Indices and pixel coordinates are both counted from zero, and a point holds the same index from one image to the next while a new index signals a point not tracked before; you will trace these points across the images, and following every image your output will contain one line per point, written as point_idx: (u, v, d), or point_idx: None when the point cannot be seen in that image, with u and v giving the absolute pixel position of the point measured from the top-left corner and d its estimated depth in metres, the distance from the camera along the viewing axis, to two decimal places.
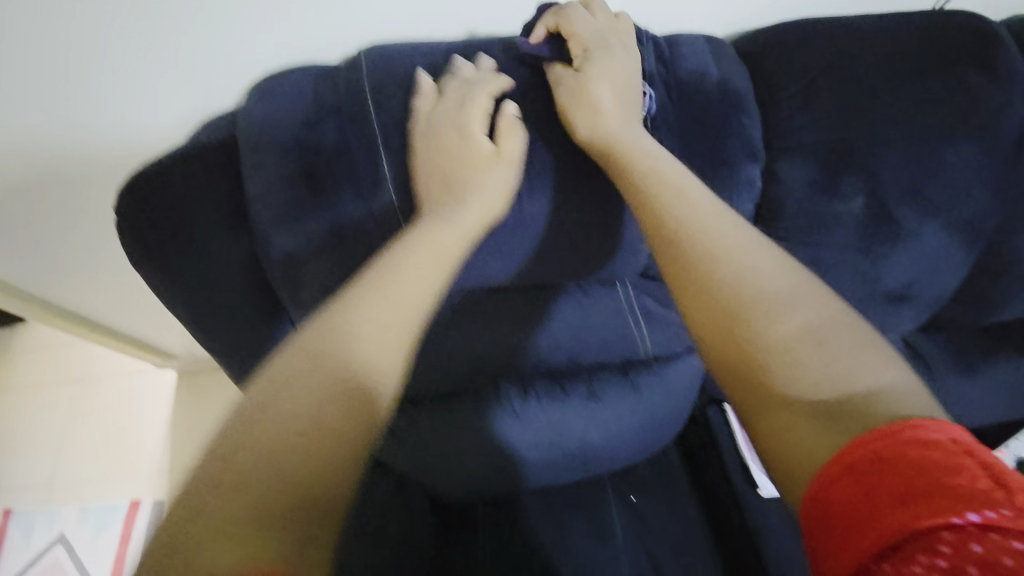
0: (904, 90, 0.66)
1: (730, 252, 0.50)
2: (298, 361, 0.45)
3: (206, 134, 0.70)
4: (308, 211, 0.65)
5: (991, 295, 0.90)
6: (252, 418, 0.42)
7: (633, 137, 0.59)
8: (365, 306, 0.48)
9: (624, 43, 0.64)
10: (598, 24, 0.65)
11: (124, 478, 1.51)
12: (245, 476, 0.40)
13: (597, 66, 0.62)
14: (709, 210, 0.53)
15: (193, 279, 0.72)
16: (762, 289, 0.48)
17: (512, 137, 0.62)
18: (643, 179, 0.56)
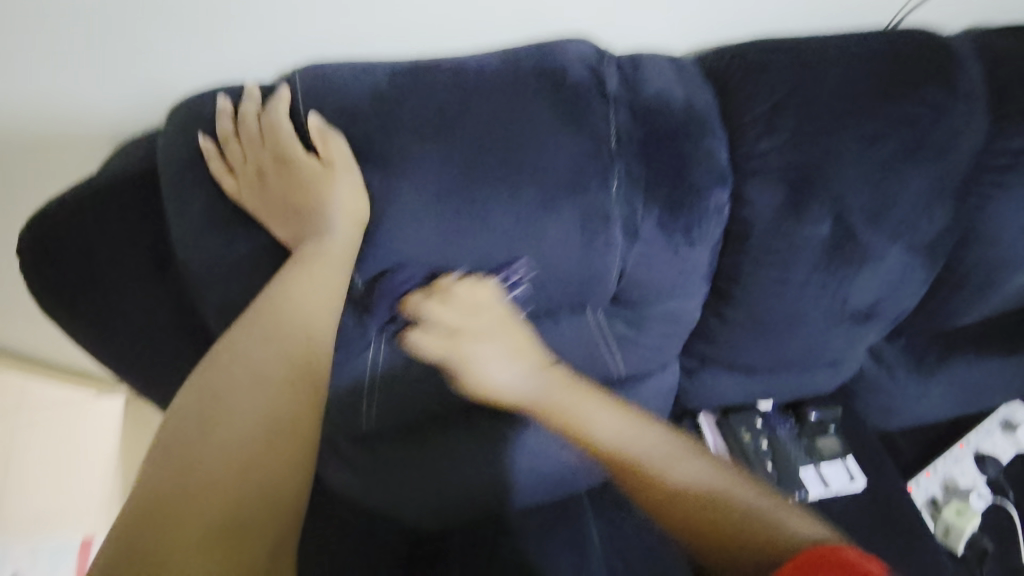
0: (870, 111, 0.64)
1: (671, 471, 0.53)
2: (190, 413, 0.43)
3: (120, 163, 0.62)
4: (244, 254, 0.58)
5: (949, 304, 0.91)
6: (148, 490, 0.39)
7: (558, 393, 0.55)
8: (257, 343, 0.46)
9: (480, 315, 0.57)
10: (461, 316, 0.56)
11: (75, 517, 1.40)
12: (187, 505, 0.39)
13: (474, 367, 0.55)
14: (644, 437, 0.55)
15: (118, 327, 0.64)
16: (709, 495, 0.52)
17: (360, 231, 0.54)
18: (579, 421, 0.55)
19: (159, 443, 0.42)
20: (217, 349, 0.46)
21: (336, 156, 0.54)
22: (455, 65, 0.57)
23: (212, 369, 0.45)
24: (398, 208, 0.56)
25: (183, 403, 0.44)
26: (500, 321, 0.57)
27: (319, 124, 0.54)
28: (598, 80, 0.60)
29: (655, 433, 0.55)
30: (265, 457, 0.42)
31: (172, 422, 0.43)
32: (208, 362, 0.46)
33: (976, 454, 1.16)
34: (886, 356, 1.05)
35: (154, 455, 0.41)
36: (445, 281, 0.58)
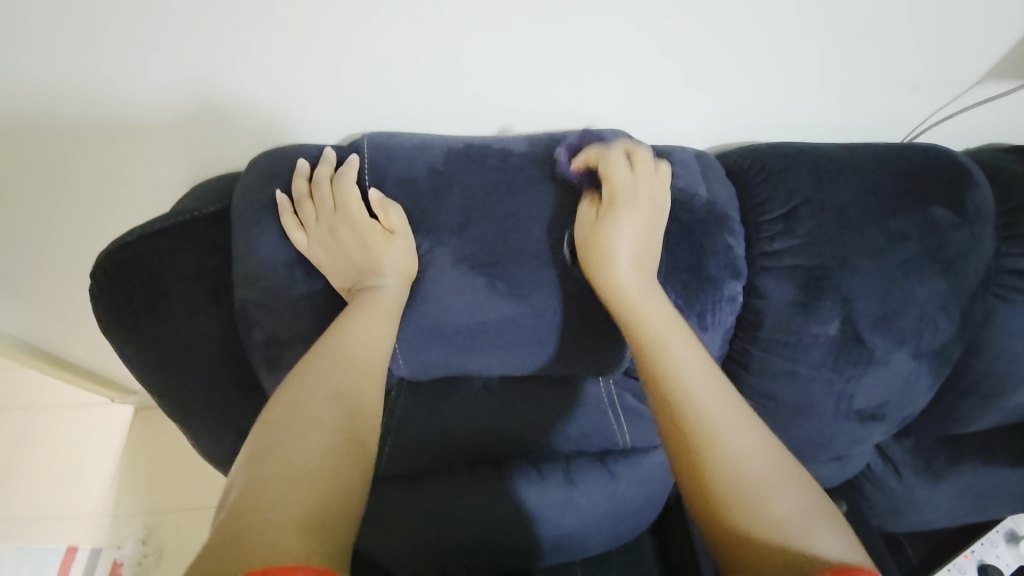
0: (878, 225, 0.69)
1: (738, 448, 0.50)
2: (280, 421, 0.49)
3: (194, 203, 0.69)
4: (295, 297, 0.63)
5: (956, 410, 0.92)
6: (248, 477, 0.45)
7: (643, 299, 0.58)
8: (331, 369, 0.53)
9: (656, 193, 0.63)
10: (637, 180, 0.63)
11: (66, 521, 1.40)
12: (282, 494, 0.44)
13: (620, 225, 0.60)
14: (718, 398, 0.52)
15: (167, 351, 0.69)
16: (756, 479, 0.48)
17: (643, 159, 0.64)
18: (655, 350, 0.55)
19: (253, 443, 0.48)
20: (299, 371, 0.53)
21: (395, 226, 0.60)
22: (504, 148, 0.64)
23: (296, 387, 0.52)
24: (440, 270, 0.62)
25: (271, 412, 0.50)
26: (653, 193, 0.63)
27: (380, 197, 0.61)
28: (632, 173, 0.66)
29: (722, 386, 0.54)
30: (342, 460, 0.48)
31: (262, 426, 0.49)
32: (292, 382, 0.52)
33: (980, 565, 1.12)
34: (893, 453, 1.05)
35: (250, 453, 0.47)
36: (638, 148, 0.65)
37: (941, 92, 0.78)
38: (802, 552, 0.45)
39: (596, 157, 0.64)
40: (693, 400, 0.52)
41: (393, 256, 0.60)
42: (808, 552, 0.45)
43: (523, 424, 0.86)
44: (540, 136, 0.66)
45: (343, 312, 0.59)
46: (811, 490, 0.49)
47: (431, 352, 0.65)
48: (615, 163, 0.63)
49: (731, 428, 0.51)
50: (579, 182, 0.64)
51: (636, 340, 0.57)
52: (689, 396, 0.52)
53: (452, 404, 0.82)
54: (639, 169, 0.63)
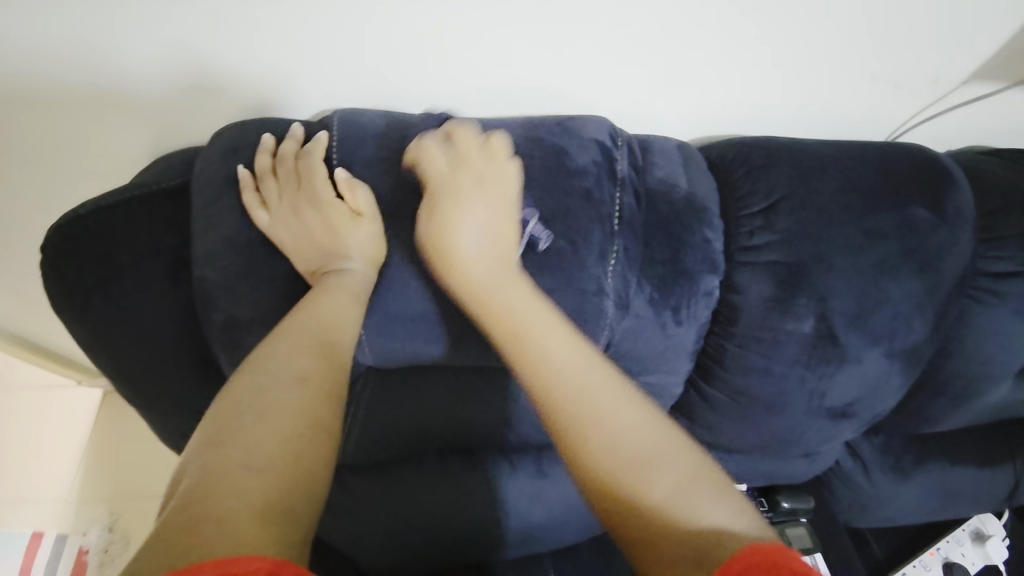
0: (856, 223, 0.69)
1: (619, 431, 0.49)
2: (239, 406, 0.43)
3: (153, 176, 0.66)
4: (258, 278, 0.61)
5: (926, 410, 0.93)
6: (202, 466, 0.39)
7: (503, 285, 0.55)
8: (297, 351, 0.48)
9: (485, 175, 0.58)
10: (456, 169, 0.58)
11: (29, 505, 1.37)
12: (242, 482, 0.38)
13: (456, 221, 0.56)
14: (587, 382, 0.51)
15: (121, 330, 0.66)
16: (638, 461, 0.48)
17: (464, 134, 0.60)
18: (517, 342, 0.53)
19: (206, 429, 0.42)
20: (261, 352, 0.48)
21: (363, 206, 0.58)
22: (480, 131, 0.62)
23: (257, 368, 0.46)
24: (410, 256, 0.60)
25: (228, 396, 0.44)
26: (482, 177, 0.58)
27: (348, 176, 0.58)
28: (610, 162, 0.65)
29: (591, 367, 0.52)
30: (309, 448, 0.43)
31: (217, 411, 0.43)
32: (252, 364, 0.47)
33: (945, 562, 1.15)
34: (863, 451, 1.06)
35: (203, 440, 0.41)
36: (454, 125, 0.60)
37: (926, 91, 0.77)
38: (691, 528, 0.45)
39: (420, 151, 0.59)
40: (563, 391, 0.50)
41: (361, 236, 0.58)
42: (697, 528, 0.45)
43: (494, 416, 0.84)
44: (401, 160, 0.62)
45: (308, 294, 0.56)
46: (693, 461, 0.49)
47: (398, 340, 0.63)
48: (432, 147, 0.59)
49: (604, 413, 0.50)
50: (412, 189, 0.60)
51: (500, 332, 0.54)
52: (557, 388, 0.50)
53: (421, 394, 0.80)
54: (460, 148, 0.59)
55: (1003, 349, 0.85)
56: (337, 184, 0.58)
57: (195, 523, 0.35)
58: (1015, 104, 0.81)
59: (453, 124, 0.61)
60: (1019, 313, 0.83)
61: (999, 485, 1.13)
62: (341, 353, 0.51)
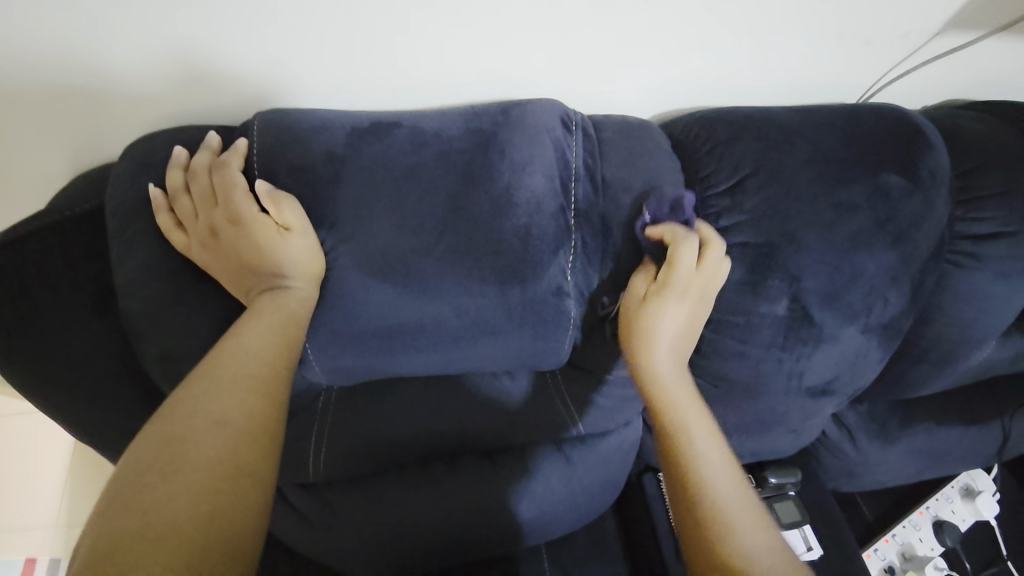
0: (827, 196, 0.65)
1: (751, 534, 0.51)
2: (144, 463, 0.39)
3: (65, 201, 0.60)
4: (188, 305, 0.56)
5: (908, 378, 0.92)
6: (96, 540, 0.35)
7: (681, 392, 0.58)
8: (214, 392, 0.43)
9: (708, 294, 0.60)
10: (701, 268, 0.59)
11: (19, 533, 1.33)
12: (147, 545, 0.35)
13: (671, 308, 0.58)
14: (739, 495, 0.53)
15: (48, 370, 0.61)
16: (759, 559, 0.49)
17: (714, 254, 0.60)
18: (679, 431, 0.56)
19: (108, 492, 0.38)
20: (176, 395, 0.43)
21: (289, 219, 0.52)
22: (415, 126, 0.57)
23: (168, 416, 0.42)
24: (347, 272, 0.55)
25: (134, 451, 0.40)
26: (708, 288, 0.60)
27: (269, 189, 0.53)
28: (562, 146, 0.60)
29: (745, 488, 0.54)
30: (227, 503, 0.39)
31: (123, 468, 0.39)
32: (163, 411, 0.42)
33: (934, 521, 1.15)
34: (848, 420, 1.05)
35: (104, 506, 0.37)
36: (711, 241, 0.60)
37: (899, 46, 0.72)
38: None
39: (667, 233, 0.59)
40: (712, 486, 0.53)
41: (294, 253, 0.52)
42: None
43: (468, 423, 0.80)
44: (643, 226, 0.61)
45: (239, 319, 0.51)
46: None
47: (348, 357, 0.59)
48: (679, 266, 0.57)
49: (748, 527, 0.51)
50: (647, 249, 0.61)
51: (664, 424, 0.57)
52: (710, 485, 0.53)
53: (386, 405, 0.76)
54: (705, 267, 0.59)
55: (984, 312, 0.83)
56: (260, 198, 0.53)
57: None
58: (994, 54, 0.77)
59: (700, 228, 0.61)
60: (1000, 275, 0.80)
61: (986, 441, 1.13)
62: (270, 382, 0.46)
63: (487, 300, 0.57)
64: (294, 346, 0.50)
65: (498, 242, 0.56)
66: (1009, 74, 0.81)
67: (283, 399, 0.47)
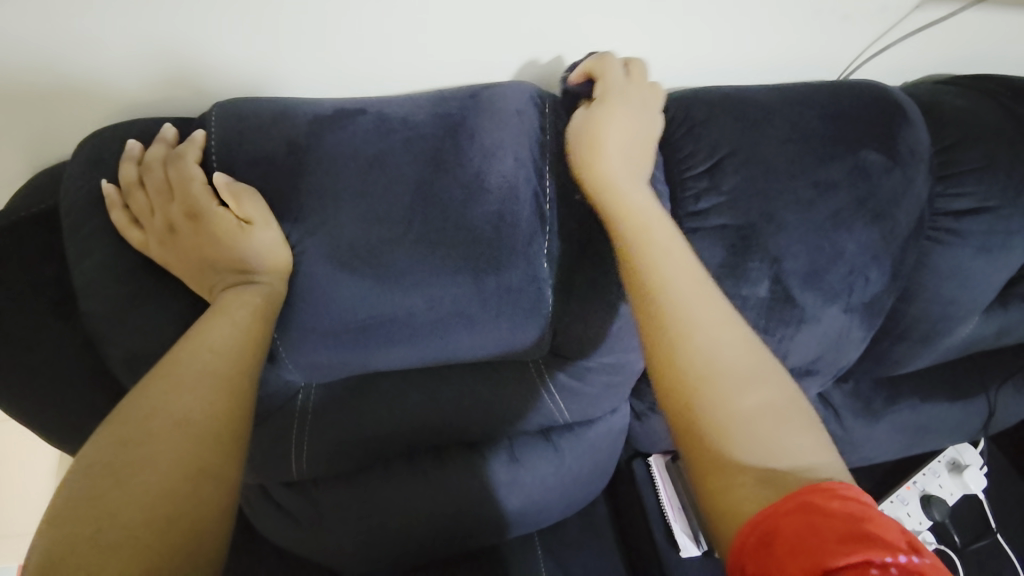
0: (805, 175, 0.64)
1: (711, 321, 0.46)
2: (98, 468, 0.37)
3: (21, 202, 0.58)
4: (151, 306, 0.54)
5: (892, 356, 0.92)
6: (46, 552, 0.33)
7: (631, 195, 0.53)
8: (173, 391, 0.42)
9: (651, 102, 0.58)
10: (631, 79, 0.57)
11: (8, 544, 1.31)
12: (102, 547, 0.34)
13: (610, 116, 0.56)
14: (698, 284, 0.48)
15: (9, 377, 0.58)
16: (721, 351, 0.45)
17: (637, 65, 0.59)
18: (632, 233, 0.51)
19: (58, 502, 0.36)
20: (133, 395, 0.42)
21: (252, 213, 0.51)
22: (381, 112, 0.54)
23: (124, 418, 0.40)
24: (315, 266, 0.53)
25: (87, 455, 0.38)
26: (647, 99, 0.58)
27: (228, 181, 0.51)
28: (535, 129, 0.58)
29: (709, 283, 0.50)
30: (188, 505, 0.37)
31: (75, 474, 0.37)
32: (119, 413, 0.40)
33: (922, 495, 1.17)
34: (835, 399, 1.06)
35: (54, 516, 0.35)
36: (632, 57, 0.59)
37: (877, 20, 0.71)
38: (768, 455, 0.41)
39: (590, 65, 0.59)
40: (672, 281, 0.48)
41: (257, 247, 0.51)
42: (771, 454, 0.41)
43: (453, 414, 0.79)
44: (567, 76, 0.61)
45: (202, 316, 0.49)
46: (802, 409, 0.44)
47: (322, 353, 0.58)
48: (606, 81, 0.57)
49: (711, 320, 0.47)
50: (578, 91, 0.60)
51: (617, 226, 0.52)
52: (670, 280, 0.48)
53: (367, 402, 0.75)
54: (633, 78, 0.58)
55: (966, 287, 0.83)
56: (219, 191, 0.51)
57: None
58: (972, 27, 0.76)
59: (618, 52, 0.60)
60: (980, 250, 0.80)
61: (970, 415, 1.14)
62: (233, 378, 0.45)
63: (462, 290, 0.56)
64: (261, 344, 0.49)
65: (471, 232, 0.54)
66: (989, 47, 0.80)
67: (250, 395, 0.45)
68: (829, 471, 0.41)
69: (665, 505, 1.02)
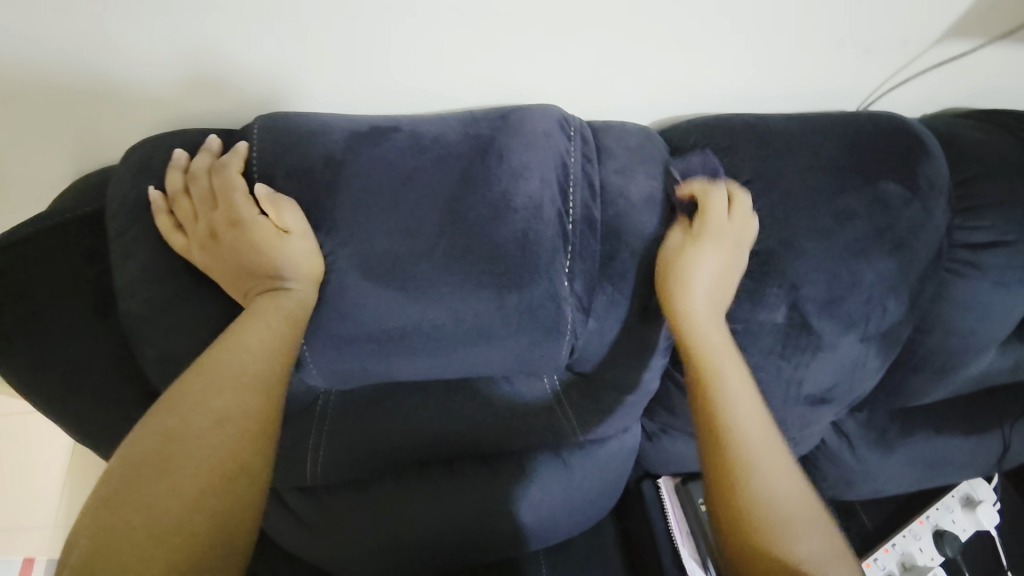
0: (824, 204, 0.65)
1: (770, 469, 0.53)
2: (142, 458, 0.40)
3: (68, 203, 0.61)
4: (187, 308, 0.56)
5: (908, 386, 0.92)
6: (96, 534, 0.37)
7: (711, 337, 0.60)
8: (213, 389, 0.44)
9: (742, 242, 0.63)
10: (733, 219, 0.63)
11: (18, 534, 1.33)
12: (146, 535, 0.37)
13: (706, 250, 0.61)
14: (763, 433, 0.56)
15: (46, 371, 0.61)
16: (778, 497, 0.52)
17: (740, 201, 0.63)
18: (710, 376, 0.58)
19: (106, 486, 0.39)
20: (176, 388, 0.44)
21: (289, 223, 0.53)
22: (414, 130, 0.57)
23: (167, 411, 0.43)
24: (345, 276, 0.55)
25: (133, 444, 0.41)
26: (741, 238, 0.63)
27: (268, 192, 0.53)
28: (561, 151, 0.60)
29: (771, 430, 0.57)
30: (221, 503, 0.40)
31: (122, 460, 0.40)
32: (163, 404, 0.43)
33: (934, 530, 1.15)
34: (848, 428, 1.05)
35: (101, 499, 0.39)
36: (735, 190, 0.64)
37: (898, 55, 0.72)
38: None
39: (698, 191, 0.64)
40: (742, 426, 0.56)
41: (292, 256, 0.53)
42: None
43: (466, 426, 0.80)
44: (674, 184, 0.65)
45: (237, 321, 0.51)
46: (845, 557, 0.51)
47: (345, 361, 0.59)
48: (710, 218, 0.61)
49: (772, 468, 0.54)
50: (680, 206, 0.64)
51: (695, 365, 0.59)
52: (739, 426, 0.55)
53: (384, 410, 0.76)
54: (733, 216, 0.63)
55: (984, 320, 0.83)
56: (259, 201, 0.53)
57: None
58: (992, 63, 0.77)
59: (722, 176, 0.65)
60: (998, 284, 0.80)
61: (986, 450, 1.12)
62: (267, 381, 0.47)
63: (485, 305, 0.57)
64: (291, 349, 0.50)
65: (496, 249, 0.56)
66: (1008, 84, 0.81)
67: (281, 399, 0.47)
68: None
69: (674, 529, 1.01)
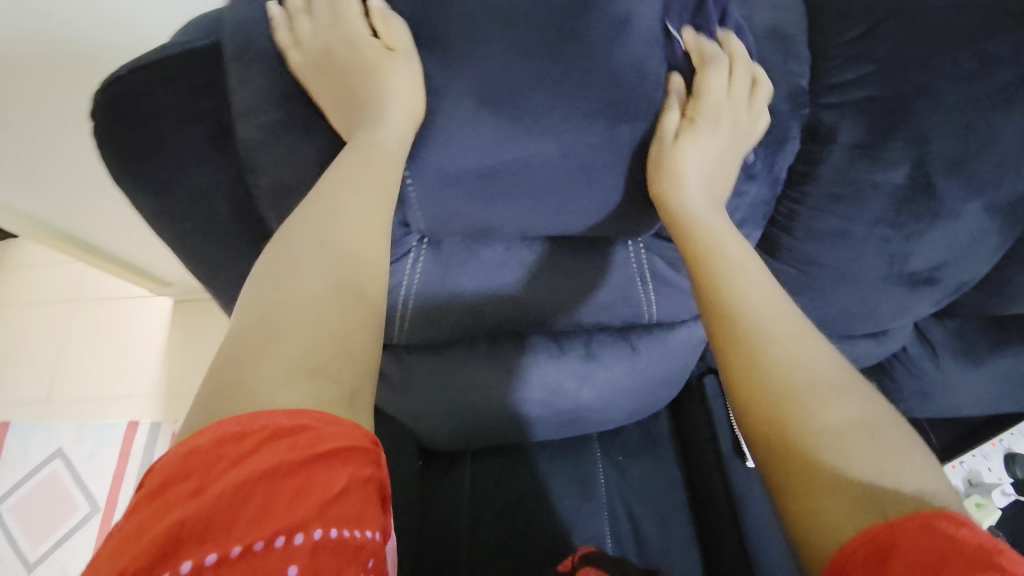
0: (969, 47, 0.58)
1: (781, 335, 0.48)
2: (277, 274, 0.45)
3: (184, 36, 0.63)
4: (299, 132, 0.58)
5: (1015, 287, 0.85)
6: (241, 329, 0.42)
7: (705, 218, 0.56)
8: (331, 222, 0.49)
9: (741, 129, 0.60)
10: (732, 92, 0.58)
11: (124, 399, 1.51)
12: (284, 332, 0.42)
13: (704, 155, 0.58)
14: (772, 305, 0.50)
15: (171, 202, 0.66)
16: (780, 340, 0.48)
17: (738, 85, 0.59)
18: (710, 256, 0.54)
19: (247, 294, 0.45)
20: (295, 225, 0.49)
21: (398, 41, 0.55)
22: None
23: (293, 241, 0.47)
24: (451, 103, 0.55)
25: (269, 265, 0.46)
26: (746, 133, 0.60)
27: (380, 9, 0.55)
28: None
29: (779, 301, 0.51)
30: (343, 317, 0.44)
31: (260, 277, 0.46)
32: (286, 237, 0.48)
33: (1007, 452, 1.11)
34: (931, 335, 1.01)
35: (245, 304, 0.44)
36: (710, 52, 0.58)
37: None
38: (818, 438, 0.43)
39: (693, 42, 0.58)
40: (752, 303, 0.50)
41: (398, 73, 0.54)
42: (821, 436, 0.43)
43: (543, 294, 0.82)
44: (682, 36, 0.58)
45: (342, 152, 0.55)
46: (863, 396, 0.46)
47: (447, 202, 0.61)
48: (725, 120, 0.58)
49: (785, 337, 0.48)
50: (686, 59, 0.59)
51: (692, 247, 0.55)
52: (749, 302, 0.50)
53: (467, 273, 0.80)
54: (722, 101, 0.58)
55: None
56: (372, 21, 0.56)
57: (239, 363, 0.40)
58: None
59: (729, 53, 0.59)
60: None
61: None
62: (374, 226, 0.51)
63: (588, 142, 0.56)
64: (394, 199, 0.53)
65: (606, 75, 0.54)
66: None
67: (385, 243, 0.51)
68: (886, 463, 0.41)
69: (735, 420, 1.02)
